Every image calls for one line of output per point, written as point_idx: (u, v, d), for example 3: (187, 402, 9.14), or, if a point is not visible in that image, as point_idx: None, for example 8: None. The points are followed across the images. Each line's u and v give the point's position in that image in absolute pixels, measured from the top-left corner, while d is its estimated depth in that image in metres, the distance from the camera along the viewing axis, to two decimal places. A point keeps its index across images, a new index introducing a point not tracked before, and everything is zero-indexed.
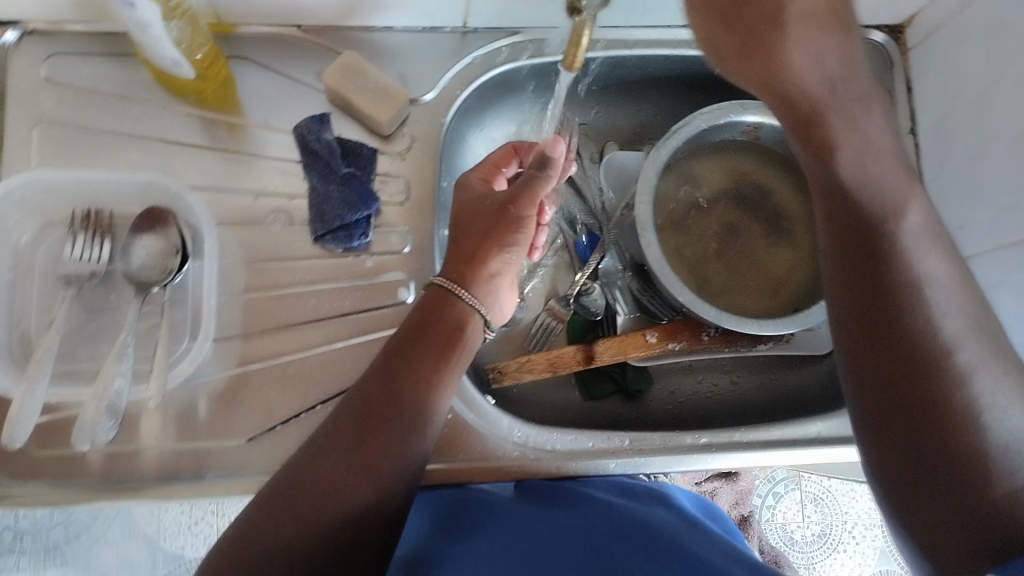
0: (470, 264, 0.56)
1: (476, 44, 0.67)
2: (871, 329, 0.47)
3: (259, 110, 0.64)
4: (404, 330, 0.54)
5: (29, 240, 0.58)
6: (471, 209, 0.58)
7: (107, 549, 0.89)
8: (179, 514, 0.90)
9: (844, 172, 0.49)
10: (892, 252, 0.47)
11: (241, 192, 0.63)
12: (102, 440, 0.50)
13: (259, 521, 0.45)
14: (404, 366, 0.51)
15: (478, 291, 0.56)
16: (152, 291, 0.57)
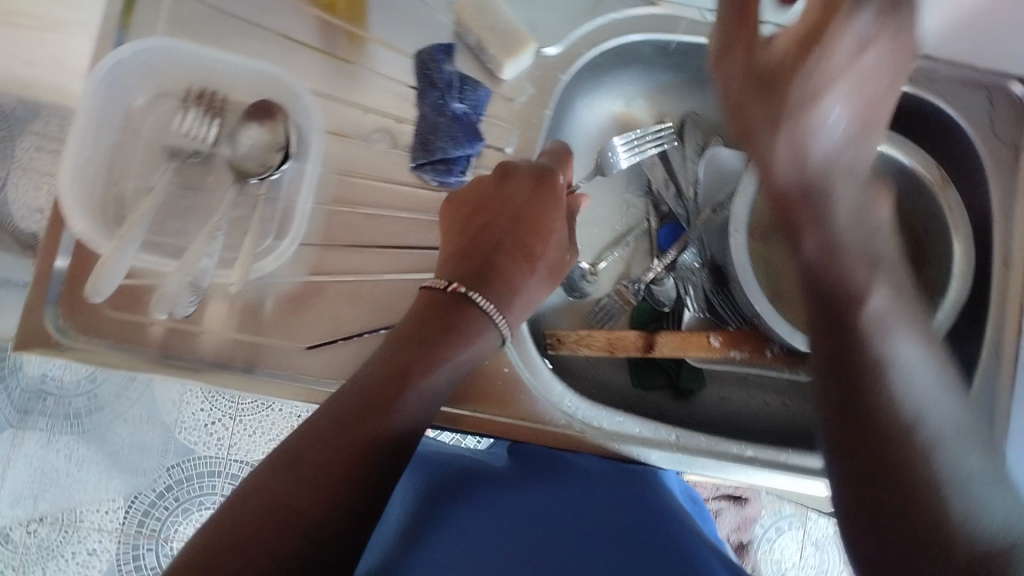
0: (492, 275, 0.56)
1: (613, 7, 0.64)
2: (857, 385, 0.42)
3: (384, 27, 0.63)
4: (411, 325, 0.53)
5: (140, 105, 0.58)
6: (496, 218, 0.58)
7: (124, 428, 0.99)
8: (198, 409, 1.01)
9: (832, 237, 0.43)
10: (848, 301, 0.43)
11: (352, 105, 0.63)
12: (178, 310, 0.51)
13: (261, 496, 0.44)
14: (416, 355, 0.52)
15: (496, 300, 0.56)
16: (250, 182, 0.57)
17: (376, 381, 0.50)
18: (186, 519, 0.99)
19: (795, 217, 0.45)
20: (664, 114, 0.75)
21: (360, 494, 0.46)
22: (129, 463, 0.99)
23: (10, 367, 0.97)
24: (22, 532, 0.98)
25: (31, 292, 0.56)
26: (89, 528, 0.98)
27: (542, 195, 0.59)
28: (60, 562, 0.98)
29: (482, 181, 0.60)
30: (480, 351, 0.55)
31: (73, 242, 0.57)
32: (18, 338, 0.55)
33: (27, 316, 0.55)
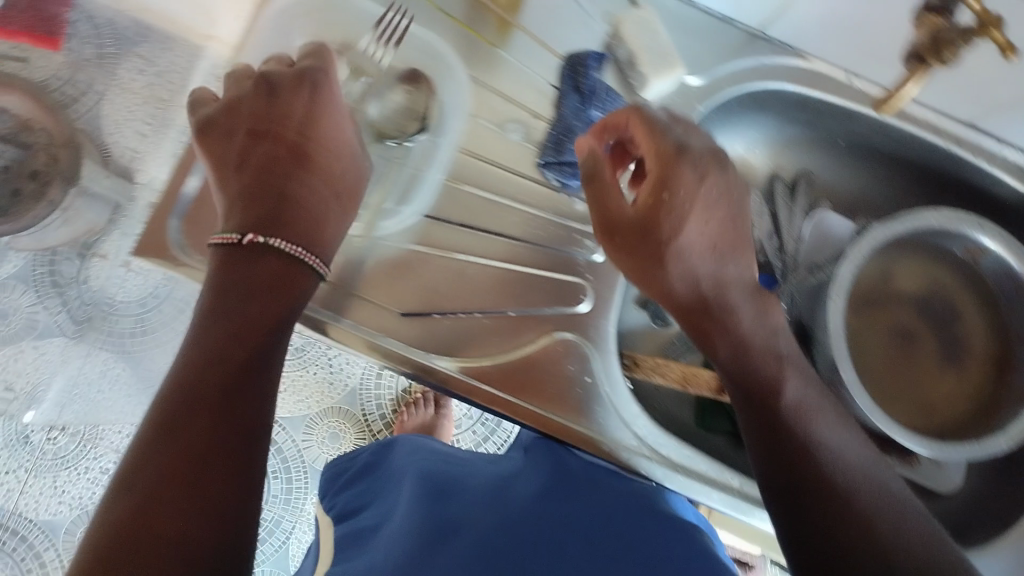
0: (306, 226, 0.54)
1: (762, 51, 0.65)
2: (794, 455, 0.51)
3: (537, 23, 0.64)
4: (244, 289, 0.50)
5: (298, 49, 0.60)
6: (316, 155, 0.56)
7: (164, 358, 1.07)
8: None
9: (740, 337, 0.54)
10: (769, 390, 0.53)
11: (492, 91, 0.63)
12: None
13: (132, 496, 0.42)
14: (240, 326, 0.49)
15: (292, 235, 0.53)
16: (387, 145, 0.60)
17: (205, 362, 0.47)
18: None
19: (715, 335, 0.55)
20: (779, 166, 0.75)
21: (230, 484, 0.44)
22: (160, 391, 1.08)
23: (76, 279, 1.04)
24: (43, 436, 1.05)
25: (158, 203, 0.56)
26: (107, 446, 1.07)
27: (314, 116, 0.56)
28: (72, 473, 1.06)
29: (240, 99, 0.57)
30: (268, 286, 0.51)
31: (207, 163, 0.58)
32: (138, 244, 0.55)
33: (151, 226, 0.56)
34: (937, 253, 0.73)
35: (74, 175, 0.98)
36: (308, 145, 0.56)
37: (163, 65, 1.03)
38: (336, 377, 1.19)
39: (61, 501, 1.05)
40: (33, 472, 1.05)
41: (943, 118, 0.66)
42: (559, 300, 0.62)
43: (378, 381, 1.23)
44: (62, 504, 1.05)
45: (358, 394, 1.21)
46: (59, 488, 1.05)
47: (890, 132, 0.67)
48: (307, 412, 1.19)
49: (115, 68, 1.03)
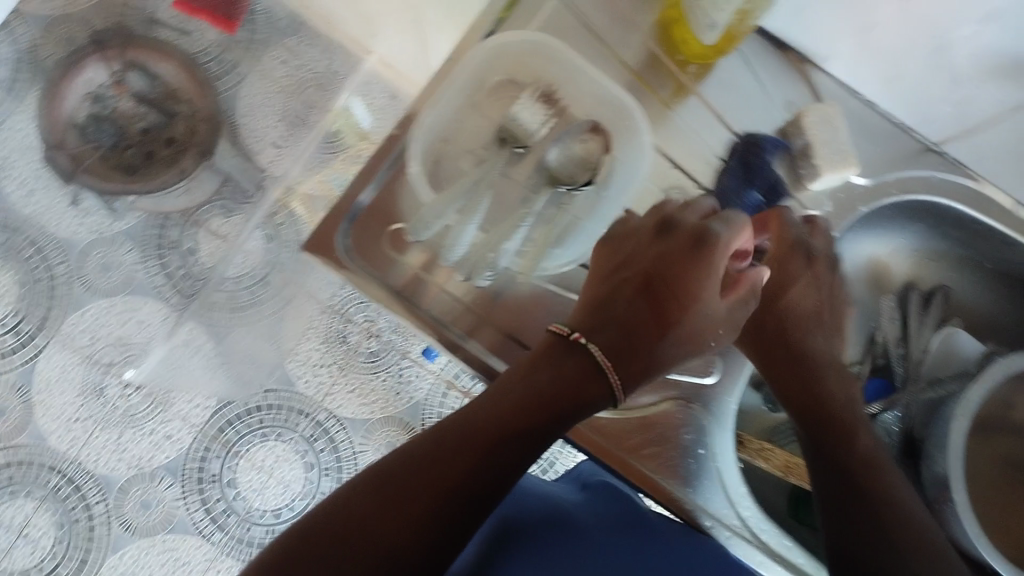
0: (624, 350, 0.51)
1: (937, 165, 0.66)
2: (871, 507, 0.54)
3: (717, 98, 0.66)
4: (546, 364, 0.50)
5: (492, 83, 0.61)
6: (691, 293, 0.52)
7: (244, 339, 1.05)
8: (314, 350, 1.06)
9: (819, 387, 0.59)
10: (845, 443, 0.57)
11: (663, 156, 0.66)
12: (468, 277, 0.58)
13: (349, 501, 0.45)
14: (530, 399, 0.49)
15: (627, 375, 0.51)
16: (560, 189, 0.58)
17: (494, 413, 0.48)
18: (260, 442, 1.03)
19: (792, 378, 0.59)
20: (916, 275, 0.75)
21: (431, 537, 0.45)
22: (236, 369, 1.04)
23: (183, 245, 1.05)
24: (117, 392, 1.02)
25: (333, 207, 0.59)
26: (175, 413, 1.02)
27: (683, 259, 0.52)
28: (138, 432, 1.01)
29: (639, 233, 0.56)
30: (571, 380, 0.50)
31: (384, 177, 0.59)
32: (313, 242, 0.59)
33: (325, 226, 0.59)
34: None
35: (209, 149, 1.06)
36: (648, 262, 0.53)
37: (306, 60, 1.08)
38: (404, 387, 1.06)
39: (121, 458, 1.01)
40: (102, 424, 1.01)
41: None
42: (694, 369, 0.63)
43: (443, 401, 1.07)
44: (122, 462, 1.01)
45: (423, 411, 1.07)
46: (121, 445, 1.01)
47: None
48: (369, 417, 1.05)
49: (262, 55, 1.08)
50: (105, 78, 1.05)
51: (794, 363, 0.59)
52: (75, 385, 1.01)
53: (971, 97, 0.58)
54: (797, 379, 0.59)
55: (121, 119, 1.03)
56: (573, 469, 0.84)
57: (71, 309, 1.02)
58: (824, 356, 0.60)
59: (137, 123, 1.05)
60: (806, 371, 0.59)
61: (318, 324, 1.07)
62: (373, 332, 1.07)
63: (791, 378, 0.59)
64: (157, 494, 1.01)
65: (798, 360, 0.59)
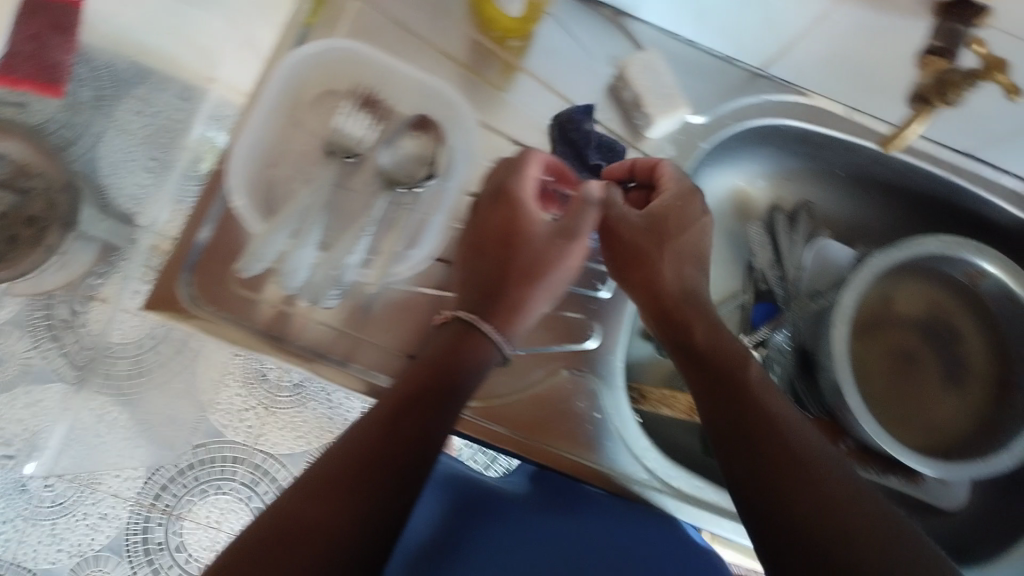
0: (505, 311, 0.54)
1: (765, 89, 0.67)
2: (769, 433, 0.50)
3: (541, 67, 0.65)
4: (433, 354, 0.52)
5: (308, 98, 0.60)
6: (529, 249, 0.55)
7: (160, 397, 0.94)
8: (235, 395, 0.96)
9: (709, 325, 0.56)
10: (740, 376, 0.54)
11: (498, 134, 0.65)
12: (322, 302, 0.56)
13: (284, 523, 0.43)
14: (427, 386, 0.50)
15: (498, 323, 0.54)
16: (399, 190, 0.59)
17: (405, 404, 0.49)
18: (202, 500, 0.94)
19: (688, 318, 0.57)
20: (778, 197, 0.76)
21: (380, 549, 0.44)
22: (162, 434, 0.94)
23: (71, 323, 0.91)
24: (40, 484, 0.90)
25: (170, 257, 0.57)
26: (105, 491, 0.91)
27: (516, 224, 0.55)
28: (69, 520, 0.91)
29: (484, 202, 0.58)
30: (463, 348, 0.53)
31: (219, 215, 0.58)
32: (151, 299, 0.56)
33: (163, 279, 0.57)
34: (941, 278, 0.74)
35: None
36: (494, 229, 0.56)
37: (161, 105, 0.91)
38: (335, 412, 0.99)
39: (61, 548, 0.91)
40: (30, 521, 0.90)
41: (939, 148, 0.68)
42: (571, 339, 0.64)
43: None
44: (62, 552, 0.91)
45: None
46: (57, 536, 0.90)
47: (891, 163, 0.69)
48: (305, 449, 0.98)
49: (112, 107, 0.90)
50: None
51: (685, 305, 0.57)
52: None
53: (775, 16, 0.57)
54: (686, 320, 0.56)
55: None
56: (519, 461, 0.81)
57: None
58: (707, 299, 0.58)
59: None
60: (693, 312, 0.57)
61: (233, 369, 0.98)
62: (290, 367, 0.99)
63: (676, 317, 0.57)
64: None
65: (685, 302, 0.57)
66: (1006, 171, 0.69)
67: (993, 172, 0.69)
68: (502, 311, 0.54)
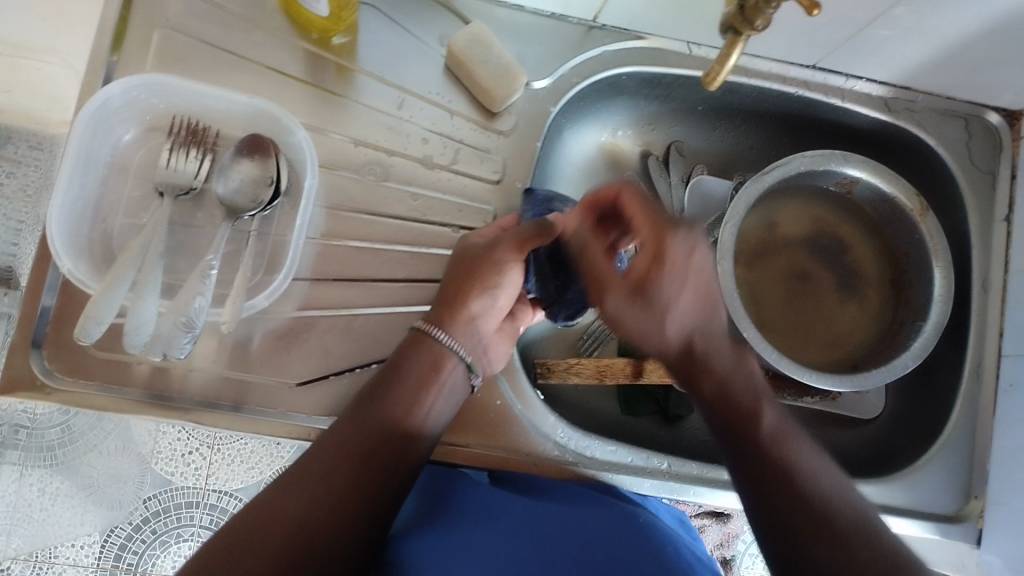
0: (448, 305, 0.55)
1: (602, 41, 0.66)
2: (795, 480, 0.47)
3: (372, 60, 0.63)
4: (389, 374, 0.52)
5: (128, 140, 0.57)
6: (472, 252, 0.57)
7: (97, 460, 0.94)
8: (175, 440, 0.95)
9: (722, 369, 0.51)
10: (756, 421, 0.49)
11: (341, 137, 0.62)
12: (176, 354, 0.51)
13: (237, 530, 0.44)
14: (380, 412, 0.50)
15: (456, 333, 0.55)
16: (242, 218, 0.56)
17: (353, 433, 0.49)
18: (163, 551, 0.94)
19: (699, 372, 0.51)
20: (647, 143, 0.75)
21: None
22: (105, 496, 0.94)
23: None
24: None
25: (16, 334, 0.54)
26: (64, 562, 0.93)
27: (470, 245, 0.57)
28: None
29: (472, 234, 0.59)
30: (425, 365, 0.53)
31: (58, 281, 0.55)
32: (2, 383, 0.53)
33: (13, 359, 0.54)
34: (819, 191, 0.74)
35: None
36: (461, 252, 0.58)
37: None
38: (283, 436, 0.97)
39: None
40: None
41: (789, 66, 0.67)
42: None
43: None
44: None
45: None
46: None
47: (743, 91, 0.69)
48: (260, 479, 0.96)
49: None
50: None
51: (697, 360, 0.51)
52: None
53: None
54: (700, 370, 0.51)
55: None
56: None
57: None
58: (719, 350, 0.52)
59: None
60: (703, 360, 0.51)
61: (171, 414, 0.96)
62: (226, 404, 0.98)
63: (687, 364, 0.52)
64: None
65: (696, 351, 0.51)
66: (861, 77, 0.68)
67: (847, 80, 0.68)
68: (462, 319, 0.55)
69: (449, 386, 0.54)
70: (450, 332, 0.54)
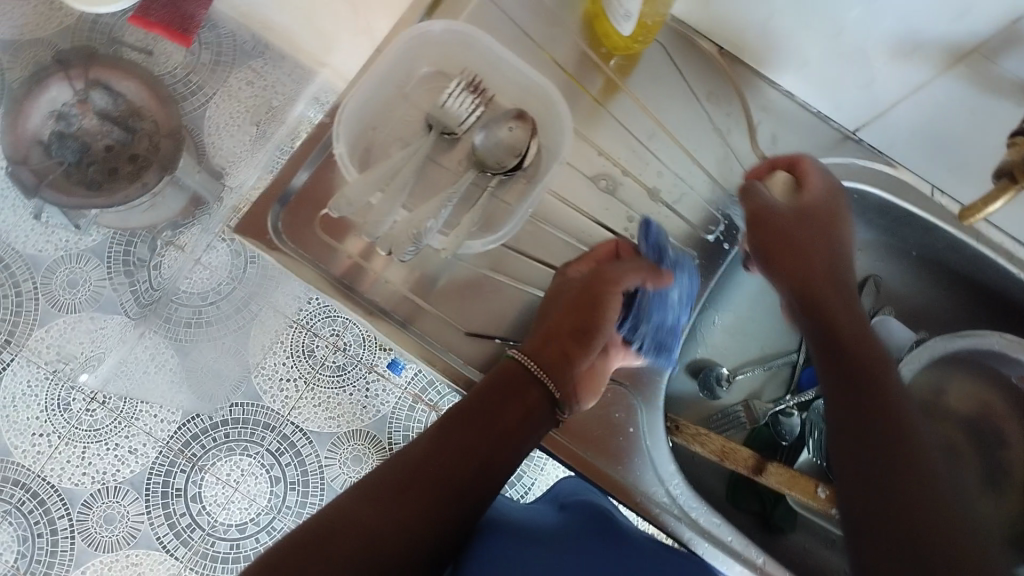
0: (546, 342, 0.57)
1: (852, 152, 0.68)
2: (908, 464, 0.50)
3: (643, 90, 0.68)
4: (479, 395, 0.55)
5: (420, 74, 0.64)
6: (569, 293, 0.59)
7: (210, 352, 1.01)
8: (280, 363, 1.02)
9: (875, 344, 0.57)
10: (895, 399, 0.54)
11: (589, 142, 0.67)
12: (398, 254, 0.57)
13: (312, 529, 0.48)
14: (470, 435, 0.54)
15: (549, 365, 0.57)
16: (487, 173, 0.61)
17: (440, 449, 0.53)
18: (226, 456, 0.99)
19: (849, 345, 0.57)
20: None
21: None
22: (199, 385, 1.01)
23: (145, 261, 1.00)
24: (82, 406, 0.98)
25: (265, 189, 0.60)
26: (140, 428, 0.99)
27: (570, 282, 0.60)
28: (101, 448, 0.98)
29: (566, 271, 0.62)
30: (514, 389, 0.56)
31: (317, 162, 0.62)
32: (243, 223, 0.59)
33: (255, 207, 0.60)
34: (988, 374, 0.72)
35: (171, 165, 0.98)
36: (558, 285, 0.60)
37: (273, 81, 1.04)
38: (370, 401, 1.03)
39: (87, 472, 0.97)
40: (64, 440, 0.97)
41: (1020, 245, 0.67)
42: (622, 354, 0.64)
43: (410, 416, 1.03)
44: (86, 475, 0.97)
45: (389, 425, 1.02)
46: (86, 459, 0.97)
47: (965, 251, 0.69)
48: (334, 430, 1.02)
49: (227, 75, 1.04)
50: (69, 96, 0.98)
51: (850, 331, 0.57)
52: (39, 402, 0.97)
53: (876, 79, 0.59)
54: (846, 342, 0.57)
55: (81, 135, 0.97)
56: (552, 491, 0.80)
57: (36, 325, 0.97)
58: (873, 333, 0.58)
59: (102, 140, 0.98)
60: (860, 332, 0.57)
61: (284, 339, 1.03)
62: (341, 347, 1.04)
63: (848, 332, 0.57)
64: (120, 508, 0.97)
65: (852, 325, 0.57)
66: None
67: None
68: (552, 352, 0.57)
69: (534, 422, 0.56)
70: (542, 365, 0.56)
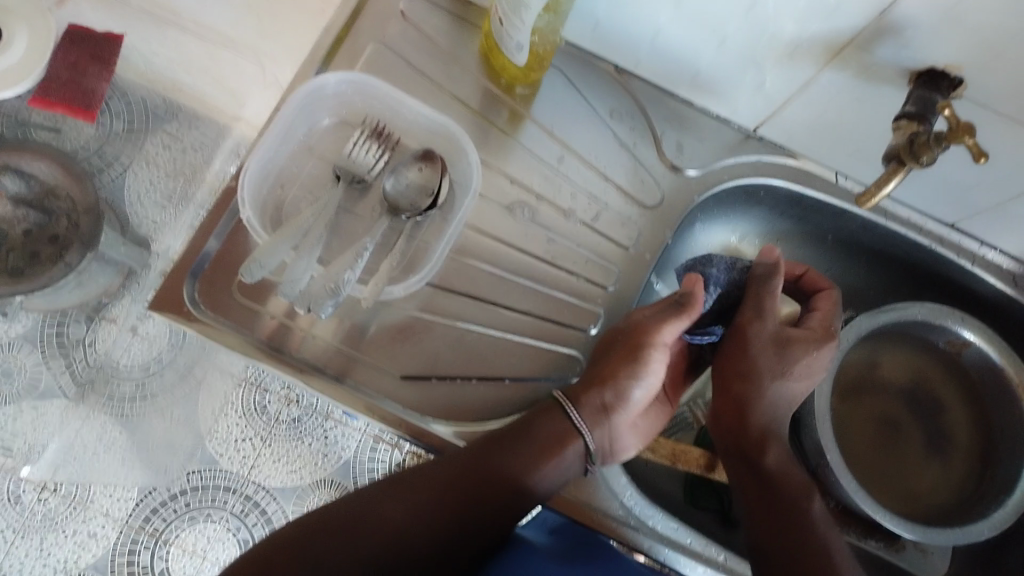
0: (595, 386, 0.58)
1: (755, 150, 0.71)
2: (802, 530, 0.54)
3: (546, 114, 0.69)
4: (520, 428, 0.57)
5: (322, 127, 0.64)
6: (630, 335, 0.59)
7: (159, 422, 0.96)
8: (233, 424, 0.96)
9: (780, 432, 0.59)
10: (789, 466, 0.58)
11: (500, 171, 0.68)
12: (318, 311, 0.57)
13: (340, 516, 0.53)
14: (499, 474, 0.55)
15: (591, 420, 0.58)
16: (401, 217, 0.62)
17: (466, 480, 0.54)
18: (190, 526, 0.92)
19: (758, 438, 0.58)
20: None
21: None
22: (154, 458, 0.94)
23: (79, 340, 0.98)
24: (34, 496, 0.93)
25: (177, 263, 0.60)
26: (97, 511, 0.92)
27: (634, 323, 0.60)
28: (59, 536, 0.91)
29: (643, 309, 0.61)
30: (550, 437, 0.57)
31: (227, 229, 0.61)
32: (157, 300, 0.58)
33: (169, 283, 0.59)
34: (923, 344, 0.76)
35: (92, 241, 0.93)
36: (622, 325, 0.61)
37: (189, 142, 1.02)
38: (330, 449, 0.96)
39: (46, 564, 0.90)
40: (19, 534, 0.91)
41: (926, 219, 0.71)
42: (560, 371, 0.64)
43: (373, 457, 0.96)
44: (46, 568, 0.90)
45: (352, 473, 0.96)
46: (45, 551, 0.91)
47: (878, 230, 0.72)
48: (297, 484, 0.95)
49: (141, 141, 1.01)
50: None
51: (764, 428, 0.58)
52: None
53: (764, 79, 0.61)
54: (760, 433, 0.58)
55: None
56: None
57: None
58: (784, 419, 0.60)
59: (19, 225, 0.94)
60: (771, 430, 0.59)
61: (233, 400, 0.98)
62: (293, 399, 0.98)
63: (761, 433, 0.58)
64: None
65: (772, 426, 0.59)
66: (992, 246, 0.71)
67: (980, 247, 0.71)
68: (596, 405, 0.58)
69: (571, 463, 0.57)
70: (583, 415, 0.57)
